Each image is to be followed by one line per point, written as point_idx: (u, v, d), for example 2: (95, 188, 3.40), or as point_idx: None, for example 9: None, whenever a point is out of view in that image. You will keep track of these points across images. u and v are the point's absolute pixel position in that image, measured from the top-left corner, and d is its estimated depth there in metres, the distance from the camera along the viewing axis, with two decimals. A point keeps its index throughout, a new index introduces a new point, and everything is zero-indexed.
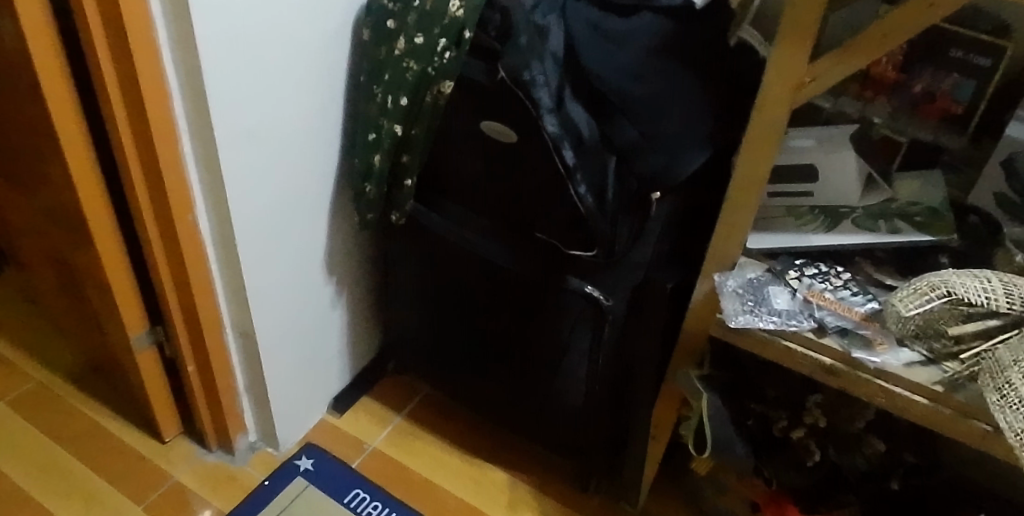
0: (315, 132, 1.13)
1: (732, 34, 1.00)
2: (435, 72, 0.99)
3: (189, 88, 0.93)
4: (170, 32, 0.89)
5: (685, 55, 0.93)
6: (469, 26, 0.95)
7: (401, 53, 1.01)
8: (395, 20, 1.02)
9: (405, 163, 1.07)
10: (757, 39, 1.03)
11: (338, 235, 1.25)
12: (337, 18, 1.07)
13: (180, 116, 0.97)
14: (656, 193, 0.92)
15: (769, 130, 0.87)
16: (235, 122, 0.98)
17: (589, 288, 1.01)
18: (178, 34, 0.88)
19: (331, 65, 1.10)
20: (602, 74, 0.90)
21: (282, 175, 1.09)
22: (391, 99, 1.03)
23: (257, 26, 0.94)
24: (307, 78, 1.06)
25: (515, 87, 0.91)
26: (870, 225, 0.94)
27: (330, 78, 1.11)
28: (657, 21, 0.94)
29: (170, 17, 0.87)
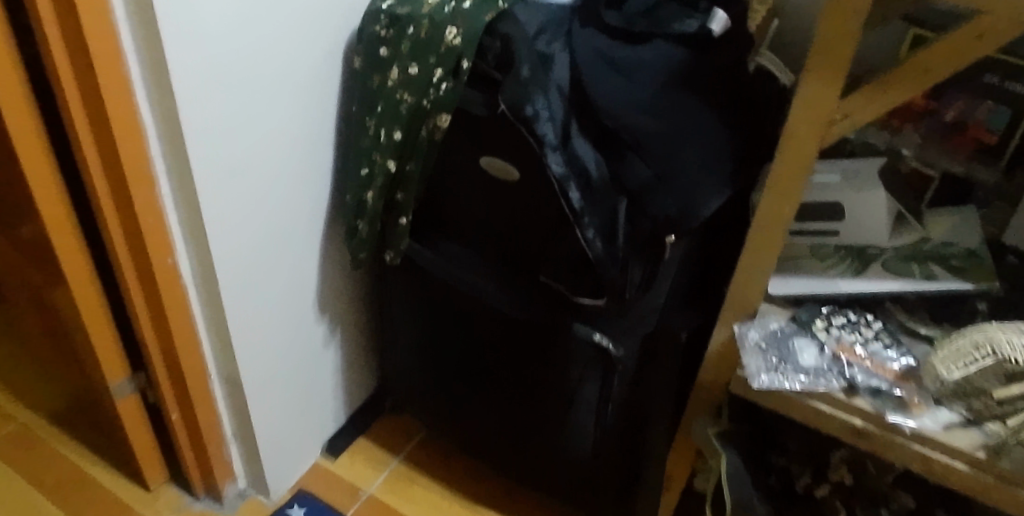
0: (305, 166, 1.06)
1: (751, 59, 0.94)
2: (431, 104, 0.93)
3: (165, 125, 0.87)
4: (143, 65, 0.83)
5: (705, 85, 0.85)
6: (467, 55, 0.90)
7: (395, 84, 0.96)
8: (388, 47, 0.97)
9: (399, 200, 1.00)
10: (778, 65, 0.97)
11: (329, 274, 1.18)
12: (326, 44, 1.00)
13: (156, 154, 0.90)
14: (672, 236, 0.84)
15: (796, 170, 0.79)
16: (216, 160, 0.91)
17: (597, 336, 0.94)
18: (151, 66, 0.82)
19: (321, 96, 1.03)
20: (611, 107, 0.84)
21: (268, 213, 1.02)
22: (384, 133, 0.97)
23: (239, 57, 0.87)
24: (294, 110, 1.00)
25: (517, 121, 0.85)
26: (902, 269, 0.86)
27: (320, 109, 1.04)
28: (672, 50, 0.86)
29: (142, 49, 0.81)
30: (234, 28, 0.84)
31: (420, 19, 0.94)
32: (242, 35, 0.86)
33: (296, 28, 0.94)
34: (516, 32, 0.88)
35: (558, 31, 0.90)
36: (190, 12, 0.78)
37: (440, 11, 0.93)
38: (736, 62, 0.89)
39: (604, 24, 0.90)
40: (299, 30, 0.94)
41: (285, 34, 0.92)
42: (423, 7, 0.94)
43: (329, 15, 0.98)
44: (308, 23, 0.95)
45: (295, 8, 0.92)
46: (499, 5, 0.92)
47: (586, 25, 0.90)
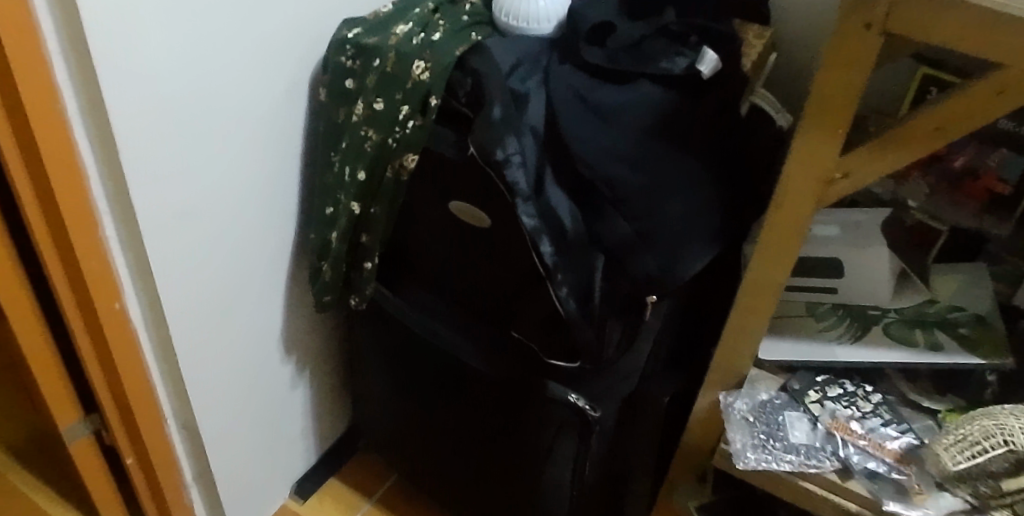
0: (268, 204, 0.99)
1: (745, 98, 0.86)
2: (396, 143, 0.86)
3: (108, 165, 0.80)
4: (81, 103, 0.76)
5: (690, 132, 0.78)
6: (435, 92, 0.83)
7: (360, 119, 0.88)
8: (355, 79, 0.89)
9: (365, 243, 0.93)
10: (773, 103, 0.90)
11: (295, 313, 1.12)
12: (290, 72, 0.92)
13: (99, 193, 0.83)
14: (652, 296, 0.78)
15: (791, 228, 0.72)
16: (162, 200, 0.84)
17: (573, 397, 0.86)
18: (89, 101, 0.75)
19: (284, 129, 0.96)
20: (589, 156, 0.76)
21: (226, 255, 0.96)
22: (349, 171, 0.90)
23: (186, 90, 0.80)
24: (254, 146, 0.93)
25: (484, 164, 0.78)
26: (905, 336, 0.79)
27: (284, 144, 0.97)
28: (655, 90, 0.78)
29: (80, 85, 0.74)
30: (180, 60, 0.77)
31: (387, 51, 0.86)
32: (190, 67, 0.79)
33: (254, 57, 0.86)
34: (488, 69, 0.81)
35: (535, 66, 0.83)
36: (124, 42, 0.71)
37: (408, 42, 0.85)
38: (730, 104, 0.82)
39: (583, 60, 0.81)
40: (258, 59, 0.87)
41: (241, 64, 0.85)
42: (390, 37, 0.87)
43: (294, 42, 0.90)
44: (268, 51, 0.88)
45: (253, 36, 0.85)
46: (472, 37, 0.85)
47: (566, 63, 0.82)
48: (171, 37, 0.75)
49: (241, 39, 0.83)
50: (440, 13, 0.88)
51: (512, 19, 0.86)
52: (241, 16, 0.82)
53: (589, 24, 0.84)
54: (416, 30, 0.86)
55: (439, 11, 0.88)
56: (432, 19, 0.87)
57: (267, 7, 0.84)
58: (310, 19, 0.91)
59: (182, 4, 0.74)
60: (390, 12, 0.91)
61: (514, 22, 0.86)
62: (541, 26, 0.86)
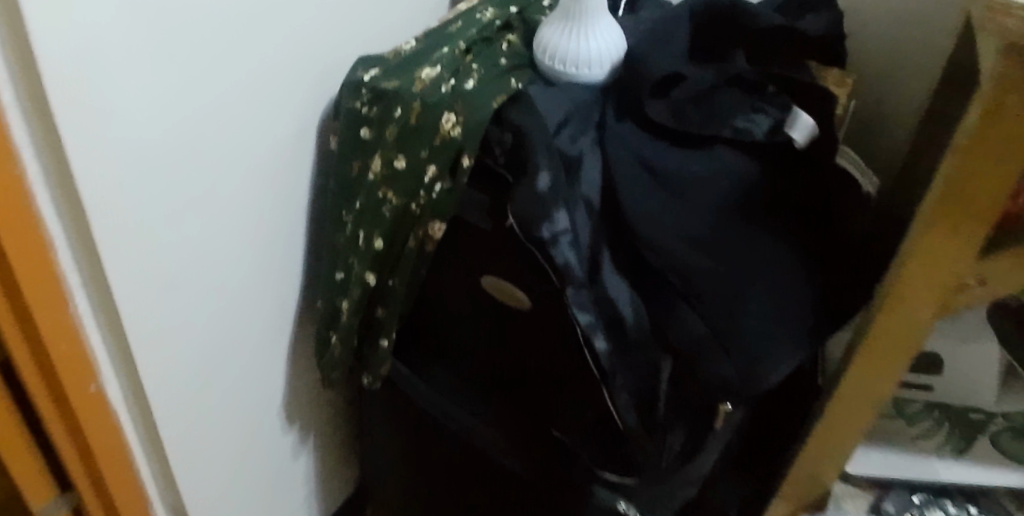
0: (268, 257, 0.86)
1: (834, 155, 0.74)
2: (421, 208, 0.73)
3: (76, 227, 0.67)
4: (42, 159, 0.61)
5: (773, 211, 0.66)
6: (469, 151, 0.69)
7: (378, 178, 0.75)
8: (371, 128, 0.76)
9: (381, 318, 0.80)
10: (858, 162, 0.78)
11: (298, 378, 0.99)
12: (288, 111, 0.79)
13: (66, 261, 0.68)
14: (727, 403, 0.66)
15: (906, 332, 0.61)
16: (143, 266, 0.71)
17: (621, 504, 0.73)
18: (52, 155, 0.61)
19: (288, 172, 0.83)
20: (658, 240, 0.63)
21: (220, 317, 0.83)
22: (363, 237, 0.77)
23: (168, 135, 0.67)
24: (251, 192, 0.80)
25: (527, 242, 0.65)
26: (1017, 451, 0.76)
27: (288, 188, 0.84)
28: (737, 160, 0.65)
29: (39, 136, 0.60)
30: (160, 89, 0.64)
31: (410, 99, 0.73)
32: (173, 108, 0.66)
33: (246, 95, 0.73)
34: (532, 125, 0.68)
35: (586, 122, 0.71)
36: (93, 78, 0.57)
37: (436, 89, 0.72)
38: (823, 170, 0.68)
39: (649, 119, 0.68)
40: (251, 97, 0.74)
41: (231, 103, 0.72)
42: (414, 82, 0.73)
43: (291, 78, 0.78)
44: (263, 89, 0.75)
45: (245, 71, 0.72)
46: (511, 84, 0.72)
47: (624, 119, 0.70)
48: (148, 70, 0.62)
49: (231, 73, 0.70)
50: (473, 53, 0.74)
51: (558, 62, 0.73)
52: (231, 46, 0.69)
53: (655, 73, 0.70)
54: (446, 75, 0.72)
55: (472, 52, 0.74)
56: (464, 61, 0.74)
57: (261, 36, 0.72)
58: (309, 50, 0.78)
59: (162, 23, 0.61)
60: (413, 50, 0.77)
61: (561, 66, 0.73)
62: (593, 72, 0.73)
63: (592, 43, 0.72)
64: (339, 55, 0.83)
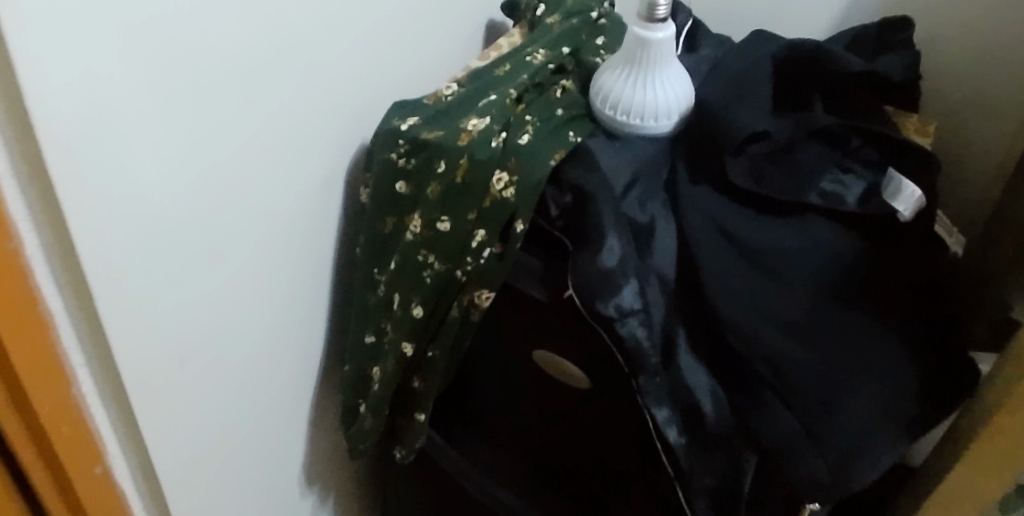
0: (290, 309, 0.75)
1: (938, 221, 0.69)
2: (467, 275, 0.65)
3: (77, 295, 0.52)
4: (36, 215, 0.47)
5: (872, 291, 0.59)
6: (523, 215, 0.62)
7: (417, 239, 0.67)
8: (409, 182, 0.69)
9: (417, 390, 0.73)
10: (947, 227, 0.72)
11: (326, 442, 0.91)
12: (315, 155, 0.70)
13: (65, 332, 0.53)
14: (816, 505, 0.58)
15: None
16: (156, 336, 0.58)
17: None
18: (47, 211, 0.46)
19: (311, 212, 0.72)
20: (742, 324, 0.57)
21: (238, 378, 0.71)
22: (399, 302, 0.70)
23: (189, 181, 0.56)
24: (271, 235, 0.68)
25: (592, 320, 0.58)
26: None
27: (311, 232, 0.73)
28: (829, 231, 0.59)
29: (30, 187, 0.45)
30: (171, 122, 0.52)
31: (456, 153, 0.65)
32: (196, 151, 0.55)
33: (272, 137, 0.63)
34: (597, 188, 0.61)
35: (654, 182, 0.64)
36: (107, 103, 0.46)
37: (485, 144, 0.64)
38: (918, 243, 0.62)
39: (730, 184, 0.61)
40: (277, 139, 0.64)
41: (257, 144, 0.62)
42: (459, 133, 0.65)
43: (320, 118, 0.68)
44: (290, 131, 0.65)
45: (273, 110, 0.62)
46: (570, 138, 0.65)
47: (699, 180, 0.63)
48: (171, 98, 0.51)
49: (258, 109, 0.60)
50: (526, 102, 0.67)
51: (620, 112, 0.65)
52: (259, 76, 0.59)
53: (739, 131, 0.62)
54: (497, 128, 0.64)
55: (524, 100, 0.67)
56: (515, 112, 0.66)
57: (290, 69, 0.62)
58: (339, 87, 0.69)
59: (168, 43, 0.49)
60: (457, 96, 0.69)
61: (623, 117, 0.65)
62: (658, 124, 0.66)
63: (659, 93, 0.65)
64: (369, 93, 0.74)
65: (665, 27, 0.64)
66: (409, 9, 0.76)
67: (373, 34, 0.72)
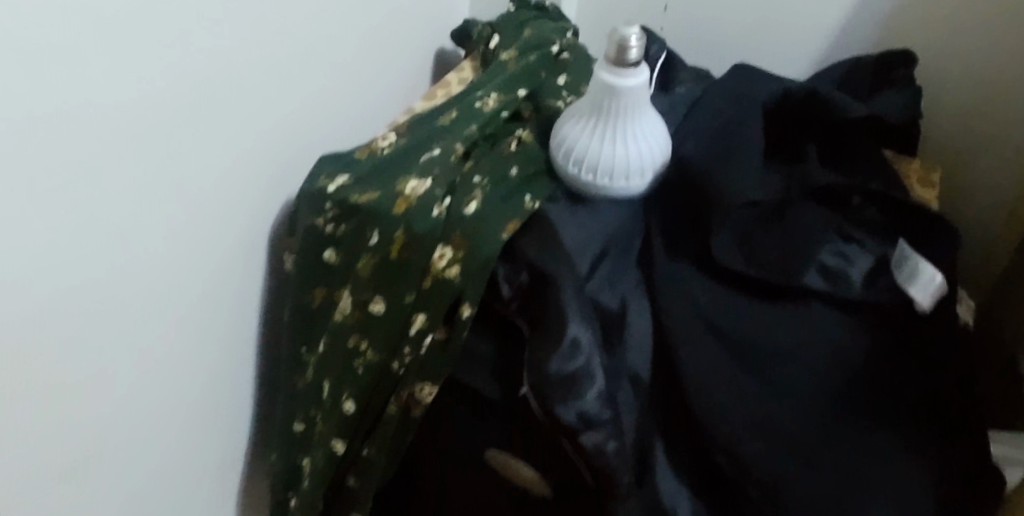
0: (224, 333, 0.61)
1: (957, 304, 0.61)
2: (405, 367, 0.55)
3: None
4: None
5: (884, 398, 0.49)
6: (470, 298, 0.52)
7: (347, 322, 0.57)
8: (339, 251, 0.59)
9: (353, 490, 0.62)
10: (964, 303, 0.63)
11: None
12: (249, 186, 0.57)
13: None
14: None
15: None
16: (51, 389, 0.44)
17: None
18: None
19: (249, 206, 0.58)
20: (727, 440, 0.47)
21: (163, 428, 0.57)
22: (330, 393, 0.59)
23: (88, 204, 0.42)
24: (200, 241, 0.54)
25: (551, 426, 0.50)
26: None
27: (250, 230, 0.59)
28: (836, 325, 0.50)
29: None
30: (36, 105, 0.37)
31: (391, 223, 0.54)
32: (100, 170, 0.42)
33: (199, 160, 0.51)
34: (560, 268, 0.51)
35: (624, 257, 0.54)
36: None
37: (425, 213, 0.53)
38: (948, 328, 0.51)
39: (714, 263, 0.52)
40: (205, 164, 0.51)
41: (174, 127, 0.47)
42: (396, 198, 0.55)
43: (256, 146, 0.56)
44: (220, 155, 0.52)
45: (202, 124, 0.50)
46: (526, 203, 0.54)
47: (680, 255, 0.53)
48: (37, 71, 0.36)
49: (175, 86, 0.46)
50: (474, 158, 0.57)
51: (586, 170, 0.55)
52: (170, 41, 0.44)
53: (724, 197, 0.53)
54: (439, 193, 0.54)
55: (472, 157, 0.57)
56: (462, 171, 0.56)
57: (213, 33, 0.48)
58: (279, 109, 0.57)
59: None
60: (394, 149, 0.59)
61: (590, 176, 0.55)
62: (632, 184, 0.56)
63: (633, 147, 0.55)
64: (312, 122, 0.62)
65: (639, 71, 0.54)
66: (352, 31, 0.65)
67: (316, 58, 0.60)
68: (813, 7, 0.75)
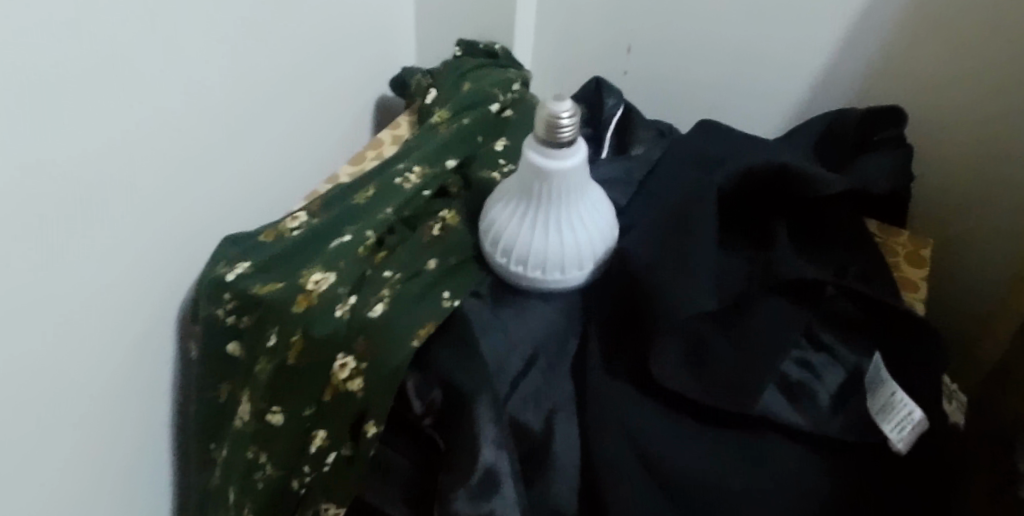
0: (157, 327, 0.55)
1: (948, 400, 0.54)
2: (307, 488, 0.49)
3: None
4: None
5: None
6: (375, 417, 0.45)
7: (246, 430, 0.51)
8: (242, 345, 0.52)
9: None
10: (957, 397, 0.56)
11: None
12: (154, 201, 0.50)
13: None
14: None
15: None
16: None
17: None
18: None
19: (185, 187, 0.53)
20: None
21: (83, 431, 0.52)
22: (233, 503, 0.53)
23: None
24: (126, 215, 0.48)
25: None
26: None
27: (193, 209, 0.54)
28: (799, 463, 0.43)
29: None
30: None
31: (289, 325, 0.48)
32: None
33: (91, 151, 0.44)
34: (476, 388, 0.43)
35: (557, 365, 0.47)
36: None
37: (327, 316, 0.47)
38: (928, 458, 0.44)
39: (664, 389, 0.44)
40: (94, 156, 0.45)
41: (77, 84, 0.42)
42: (297, 295, 0.48)
43: (160, 155, 0.50)
44: (112, 152, 0.46)
45: (92, 104, 0.43)
46: (442, 302, 0.47)
47: (619, 366, 0.47)
48: None
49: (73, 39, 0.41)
50: (389, 246, 0.50)
51: (516, 261, 0.48)
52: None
53: (671, 311, 0.45)
54: (344, 291, 0.47)
55: (387, 245, 0.50)
56: (373, 263, 0.49)
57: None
58: (191, 120, 0.51)
59: None
60: (303, 234, 0.52)
61: (519, 267, 0.48)
62: (568, 276, 0.48)
63: (569, 235, 0.48)
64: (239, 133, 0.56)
65: (574, 149, 0.46)
66: (280, 76, 0.59)
67: (236, 87, 0.55)
68: (789, 54, 0.67)
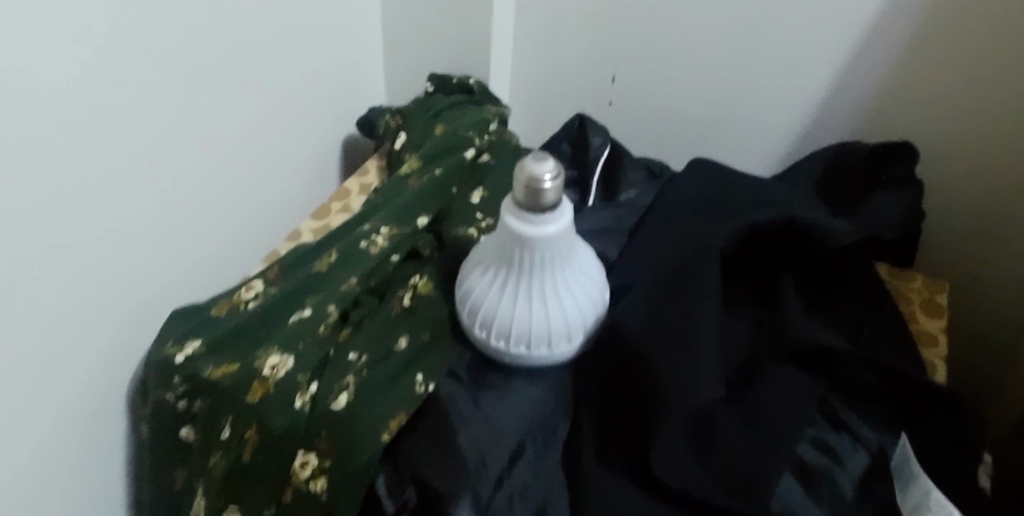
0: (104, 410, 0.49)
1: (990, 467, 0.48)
2: None
3: None
4: None
5: None
6: None
7: None
8: (195, 430, 0.47)
9: None
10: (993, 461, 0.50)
11: None
12: (110, 255, 0.45)
13: None
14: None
15: None
16: None
17: None
18: None
19: (144, 242, 0.47)
20: None
21: None
22: None
23: None
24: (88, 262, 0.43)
25: None
26: None
27: (154, 263, 0.48)
28: None
29: None
30: None
31: (244, 417, 0.43)
32: None
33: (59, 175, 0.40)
34: (454, 494, 0.38)
35: (545, 456, 0.42)
36: None
37: (284, 406, 0.42)
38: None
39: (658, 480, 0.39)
40: (54, 192, 0.39)
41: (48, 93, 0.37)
42: (252, 381, 0.43)
43: (125, 193, 0.45)
44: (77, 188, 0.41)
45: (62, 120, 0.39)
46: (415, 386, 0.42)
47: (614, 457, 0.42)
48: None
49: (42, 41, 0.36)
50: (354, 322, 0.46)
51: (497, 336, 0.43)
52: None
53: (669, 396, 0.39)
54: (303, 378, 0.43)
55: (352, 320, 0.46)
56: (337, 342, 0.45)
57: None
58: (156, 154, 0.46)
59: None
60: (258, 307, 0.47)
61: (501, 342, 0.43)
62: (558, 349, 0.43)
63: (553, 304, 0.42)
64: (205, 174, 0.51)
65: (557, 212, 0.40)
66: (246, 113, 0.54)
67: (202, 126, 0.50)
68: (786, 83, 0.63)
